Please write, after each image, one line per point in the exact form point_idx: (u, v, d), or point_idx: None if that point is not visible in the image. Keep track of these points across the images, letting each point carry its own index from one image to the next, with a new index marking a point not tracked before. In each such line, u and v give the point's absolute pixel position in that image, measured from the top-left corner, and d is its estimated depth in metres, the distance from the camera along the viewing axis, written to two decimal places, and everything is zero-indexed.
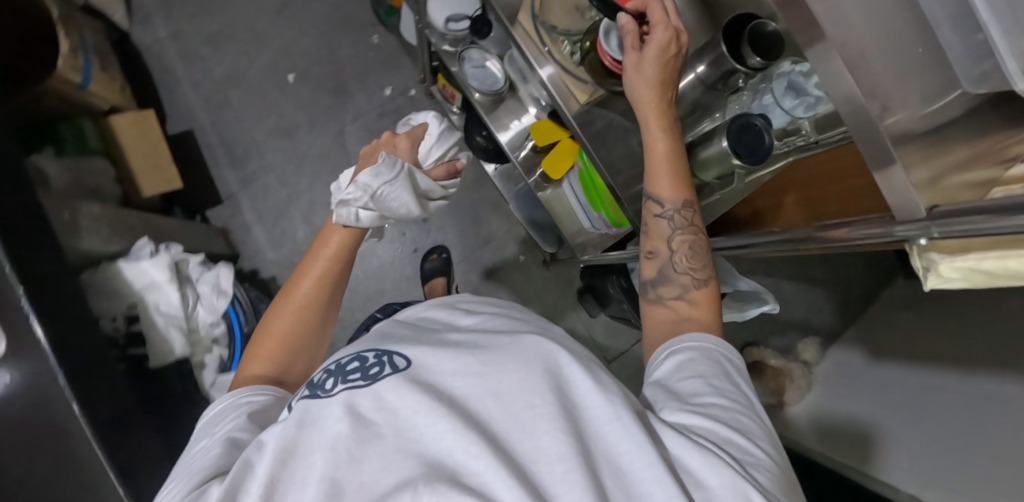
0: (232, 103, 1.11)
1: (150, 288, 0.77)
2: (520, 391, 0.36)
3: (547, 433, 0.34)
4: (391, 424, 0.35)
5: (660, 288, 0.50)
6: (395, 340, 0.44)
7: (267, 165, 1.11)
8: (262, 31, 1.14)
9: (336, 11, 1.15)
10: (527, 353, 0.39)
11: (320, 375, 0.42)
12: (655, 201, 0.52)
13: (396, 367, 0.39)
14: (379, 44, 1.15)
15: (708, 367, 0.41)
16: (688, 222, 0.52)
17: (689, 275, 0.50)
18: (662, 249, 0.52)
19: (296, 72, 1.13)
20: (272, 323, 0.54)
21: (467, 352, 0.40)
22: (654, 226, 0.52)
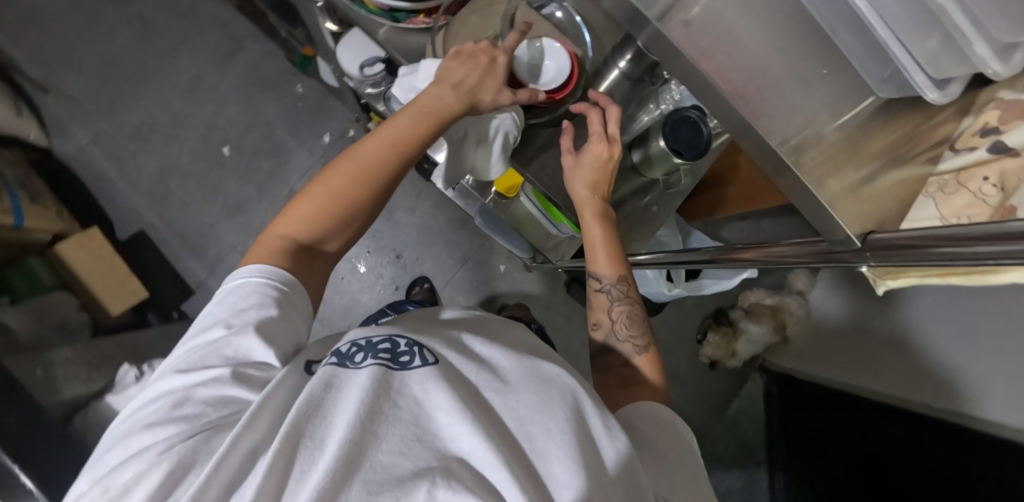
0: (175, 192, 1.08)
1: None
2: (532, 401, 0.34)
3: (558, 459, 0.31)
4: (414, 413, 0.31)
5: (607, 357, 0.54)
6: (423, 330, 0.39)
7: (228, 244, 1.08)
8: (183, 112, 1.10)
9: (252, 71, 1.12)
10: (555, 381, 0.35)
11: (346, 347, 0.36)
12: (594, 276, 0.56)
13: (424, 358, 0.34)
14: (304, 94, 1.12)
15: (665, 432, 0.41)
16: (623, 300, 0.55)
17: (631, 343, 0.53)
18: (606, 319, 0.55)
19: (230, 144, 1.10)
20: (335, 172, 0.45)
21: (492, 366, 0.36)
22: (593, 299, 0.56)
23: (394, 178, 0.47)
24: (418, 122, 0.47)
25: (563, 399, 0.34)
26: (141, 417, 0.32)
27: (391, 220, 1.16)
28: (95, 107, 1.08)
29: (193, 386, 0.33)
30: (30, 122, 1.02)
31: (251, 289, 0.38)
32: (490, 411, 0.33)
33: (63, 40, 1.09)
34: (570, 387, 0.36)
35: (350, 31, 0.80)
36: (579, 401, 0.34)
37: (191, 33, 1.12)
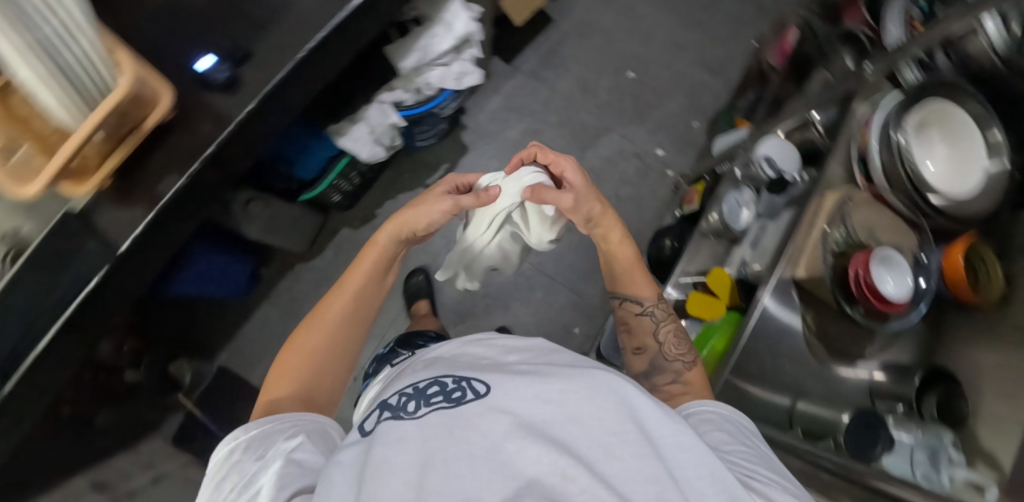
0: (588, 39, 1.28)
1: (444, 24, 0.88)
2: (605, 424, 0.39)
3: (631, 460, 0.37)
4: (482, 443, 0.37)
5: (655, 376, 0.65)
6: (469, 368, 0.46)
7: (552, 84, 1.25)
8: (654, 37, 1.30)
9: (703, 83, 1.28)
10: (600, 386, 0.42)
11: (399, 398, 0.46)
12: (634, 301, 0.71)
13: (476, 394, 0.41)
14: (692, 129, 1.25)
15: (723, 434, 0.49)
16: (665, 319, 0.70)
17: (680, 360, 0.64)
18: (654, 343, 0.68)
19: (636, 75, 1.27)
20: (305, 338, 0.62)
21: (542, 375, 0.42)
22: (638, 324, 0.70)
23: (361, 305, 0.66)
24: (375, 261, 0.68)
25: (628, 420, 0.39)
26: None
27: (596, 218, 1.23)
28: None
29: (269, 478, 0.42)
30: None
31: (277, 429, 0.49)
32: (559, 432, 0.38)
33: None
34: (637, 410, 0.41)
35: (779, 137, 0.92)
36: (632, 409, 0.41)
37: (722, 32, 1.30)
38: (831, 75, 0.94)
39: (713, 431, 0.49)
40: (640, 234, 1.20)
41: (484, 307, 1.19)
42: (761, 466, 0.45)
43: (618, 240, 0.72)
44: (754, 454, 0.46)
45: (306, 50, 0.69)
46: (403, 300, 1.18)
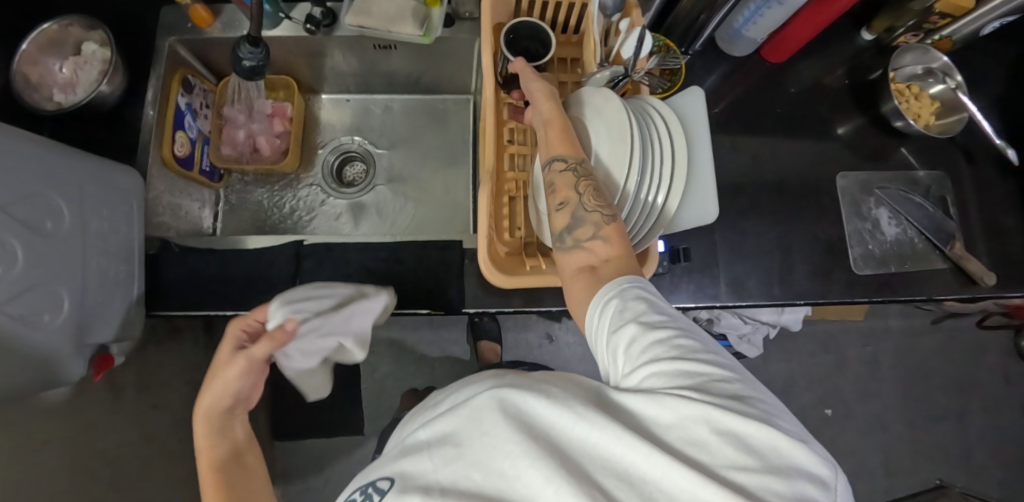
0: (824, 351, 1.26)
1: (782, 310, 0.88)
2: (493, 460, 0.36)
3: (530, 468, 0.34)
4: None
5: (575, 233, 0.47)
6: (376, 470, 0.43)
7: (765, 358, 1.26)
8: (873, 401, 1.27)
9: (872, 473, 1.24)
10: (478, 408, 0.39)
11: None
12: (558, 158, 0.49)
13: (380, 493, 0.39)
14: None
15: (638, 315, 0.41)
16: (587, 173, 0.48)
17: (601, 212, 0.47)
18: (576, 195, 0.47)
19: (831, 415, 1.25)
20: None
21: (439, 441, 0.40)
22: (558, 180, 0.48)
23: (246, 452, 0.47)
24: (213, 436, 0.46)
25: (513, 428, 0.36)
26: None
27: None
28: (911, 347, 1.29)
29: None
30: (927, 309, 1.27)
31: None
32: (465, 487, 0.36)
33: (967, 361, 1.30)
34: (517, 409, 0.38)
35: None
36: (513, 407, 0.38)
37: (924, 450, 1.26)
38: None
39: (618, 326, 0.40)
40: None
41: None
42: (703, 356, 0.37)
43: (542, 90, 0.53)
44: (670, 335, 0.38)
45: (733, 308, 0.66)
46: None
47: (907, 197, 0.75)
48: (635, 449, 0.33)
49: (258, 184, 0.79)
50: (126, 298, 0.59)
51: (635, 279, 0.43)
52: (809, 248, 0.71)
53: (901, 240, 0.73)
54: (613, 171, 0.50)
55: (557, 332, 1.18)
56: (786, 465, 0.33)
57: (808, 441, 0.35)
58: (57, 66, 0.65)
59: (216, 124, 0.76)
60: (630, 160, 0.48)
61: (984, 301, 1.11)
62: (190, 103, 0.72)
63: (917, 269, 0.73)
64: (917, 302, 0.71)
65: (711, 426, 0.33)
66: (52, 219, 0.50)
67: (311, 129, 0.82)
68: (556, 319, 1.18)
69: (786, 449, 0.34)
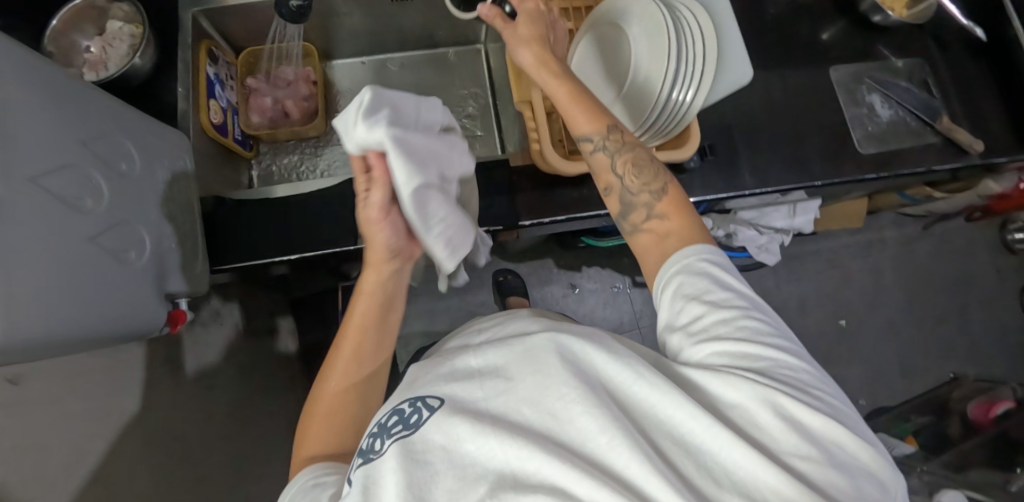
0: (828, 268, 1.33)
1: (793, 211, 0.94)
2: (548, 400, 0.40)
3: (586, 416, 0.38)
4: (445, 457, 0.38)
5: (630, 213, 0.54)
6: (428, 383, 0.44)
7: (777, 281, 1.31)
8: (881, 308, 1.34)
9: (892, 375, 1.30)
10: (538, 348, 0.42)
11: (369, 435, 0.43)
12: (586, 138, 0.55)
13: (431, 410, 0.41)
14: (858, 404, 1.28)
15: (702, 281, 0.46)
16: (620, 146, 0.54)
17: (648, 192, 0.54)
18: (618, 179, 0.55)
19: (845, 326, 1.32)
20: (319, 402, 0.52)
21: (489, 370, 0.43)
22: (596, 169, 0.56)
23: (389, 315, 0.57)
24: (373, 283, 0.56)
25: (572, 376, 0.40)
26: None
27: None
28: (907, 254, 1.37)
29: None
30: (915, 216, 1.36)
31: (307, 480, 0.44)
32: (515, 417, 0.40)
33: (959, 260, 1.39)
34: (576, 358, 0.42)
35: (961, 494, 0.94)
36: (572, 354, 0.42)
37: (934, 347, 1.34)
38: None
39: (687, 295, 0.46)
40: None
41: None
42: (770, 341, 0.43)
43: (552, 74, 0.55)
44: (738, 312, 0.44)
45: (762, 192, 0.71)
46: None
47: (893, 83, 0.82)
48: (697, 420, 0.39)
49: (288, 152, 0.82)
50: (193, 248, 0.60)
51: (701, 250, 0.48)
52: (817, 133, 0.77)
53: (895, 120, 0.80)
54: (652, 73, 0.57)
55: (580, 280, 1.22)
56: (839, 454, 0.39)
57: (866, 439, 0.41)
58: (85, 45, 0.66)
59: (242, 95, 0.78)
60: (666, 61, 0.55)
61: (968, 194, 1.20)
62: (218, 74, 0.74)
63: (914, 143, 0.79)
64: (919, 171, 0.78)
65: (777, 410, 0.39)
66: (125, 160, 0.51)
67: (332, 94, 0.84)
68: (577, 268, 1.21)
69: (841, 437, 0.40)
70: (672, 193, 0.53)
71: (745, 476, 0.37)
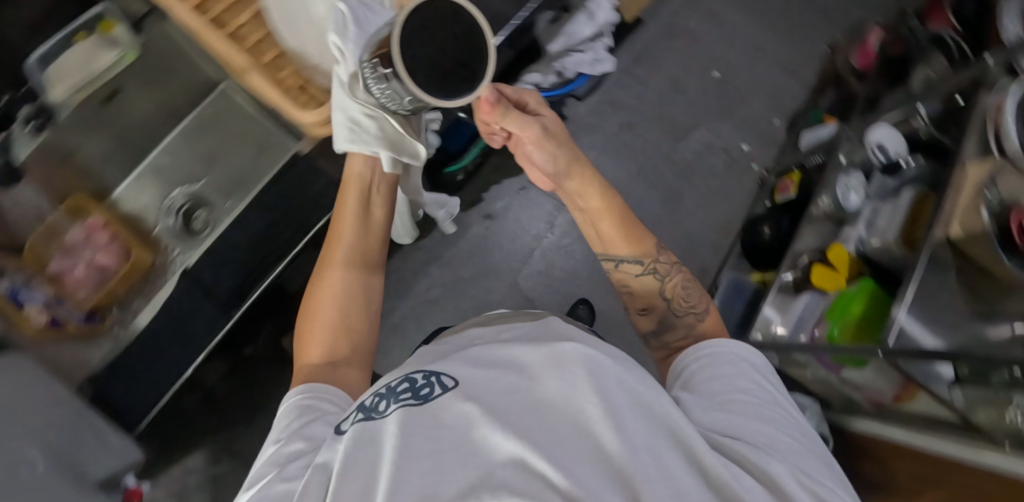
0: (675, 42, 1.36)
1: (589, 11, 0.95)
2: (568, 400, 0.37)
3: (606, 429, 0.35)
4: (452, 436, 0.36)
5: (668, 332, 0.75)
6: (441, 360, 0.44)
7: (645, 82, 1.32)
8: (737, 39, 1.38)
9: (784, 83, 1.36)
10: (572, 356, 0.40)
11: (370, 398, 0.42)
12: (632, 260, 0.77)
13: (446, 387, 0.40)
14: (775, 126, 1.33)
15: (731, 371, 0.57)
16: (664, 271, 0.77)
17: (689, 314, 0.74)
18: (659, 301, 0.78)
19: (722, 75, 1.35)
20: (321, 304, 0.56)
21: (518, 368, 0.41)
22: (637, 284, 0.79)
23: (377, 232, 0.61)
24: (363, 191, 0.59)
25: (596, 385, 0.38)
26: (279, 457, 0.41)
27: (693, 207, 1.28)
28: None
29: (287, 461, 0.40)
30: None
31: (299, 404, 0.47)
32: (528, 407, 0.37)
33: None
34: (601, 366, 0.40)
35: (890, 126, 1.00)
36: (594, 361, 0.41)
37: (799, 34, 1.38)
38: (932, 73, 1.03)
39: (716, 381, 0.55)
40: (731, 222, 1.27)
41: (589, 289, 1.21)
42: (774, 416, 0.50)
43: (599, 194, 0.73)
44: (751, 401, 0.52)
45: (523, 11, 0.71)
46: (506, 280, 1.19)
47: None
48: (714, 462, 0.38)
49: (136, 297, 0.76)
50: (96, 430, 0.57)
51: (732, 351, 0.61)
52: None
53: None
54: None
55: (490, 206, 1.22)
56: None
57: None
58: None
59: (50, 284, 0.72)
60: None
61: None
62: (12, 282, 0.68)
63: None
64: None
65: (774, 463, 0.42)
66: None
67: (134, 221, 0.80)
68: (480, 199, 1.21)
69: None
70: (709, 311, 0.74)
71: (730, 490, 0.37)
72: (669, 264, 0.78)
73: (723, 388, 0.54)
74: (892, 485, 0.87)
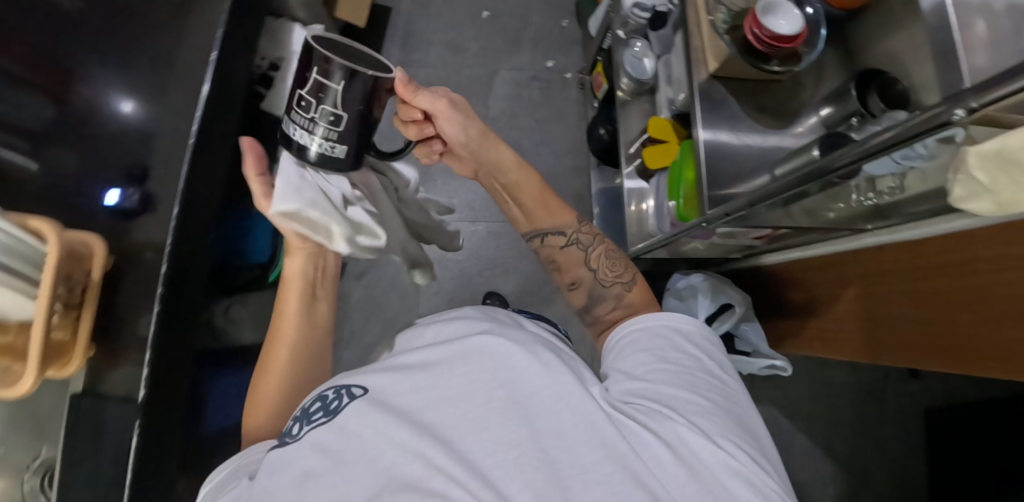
0: (431, 8, 1.29)
1: (297, 55, 0.89)
2: (474, 393, 0.43)
3: (499, 426, 0.41)
4: (361, 449, 0.41)
5: (598, 306, 0.67)
6: (346, 373, 0.49)
7: (425, 62, 1.25)
8: None
9: None
10: (480, 358, 0.46)
11: (292, 420, 0.47)
12: (552, 233, 0.71)
13: (356, 398, 0.45)
14: (564, 29, 1.30)
15: (655, 340, 0.55)
16: (590, 240, 0.70)
17: (617, 283, 0.66)
18: (584, 273, 0.69)
19: (491, 12, 1.30)
20: (272, 361, 0.58)
21: (429, 369, 0.46)
22: (564, 258, 0.71)
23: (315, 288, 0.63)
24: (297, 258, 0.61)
25: (498, 382, 0.44)
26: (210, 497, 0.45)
27: (536, 147, 1.24)
28: None
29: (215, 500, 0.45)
30: None
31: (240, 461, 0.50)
32: (435, 412, 0.42)
33: None
34: (506, 361, 0.45)
35: None
36: (501, 359, 0.45)
37: None
38: None
39: (640, 353, 0.54)
40: (578, 140, 1.25)
41: (490, 280, 1.20)
42: (696, 378, 0.50)
43: (519, 170, 0.69)
44: (669, 369, 0.51)
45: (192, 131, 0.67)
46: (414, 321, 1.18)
47: None
48: (617, 445, 0.40)
49: None
50: None
51: (663, 319, 0.57)
52: (142, 60, 0.70)
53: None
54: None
55: (358, 266, 1.19)
56: (743, 474, 0.41)
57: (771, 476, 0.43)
58: None
59: None
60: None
61: None
62: None
63: None
64: None
65: (684, 433, 0.43)
66: None
67: None
68: (345, 267, 1.18)
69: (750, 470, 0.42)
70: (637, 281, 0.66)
71: (633, 462, 0.39)
72: (591, 232, 0.71)
73: (643, 355, 0.53)
74: (815, 308, 0.88)
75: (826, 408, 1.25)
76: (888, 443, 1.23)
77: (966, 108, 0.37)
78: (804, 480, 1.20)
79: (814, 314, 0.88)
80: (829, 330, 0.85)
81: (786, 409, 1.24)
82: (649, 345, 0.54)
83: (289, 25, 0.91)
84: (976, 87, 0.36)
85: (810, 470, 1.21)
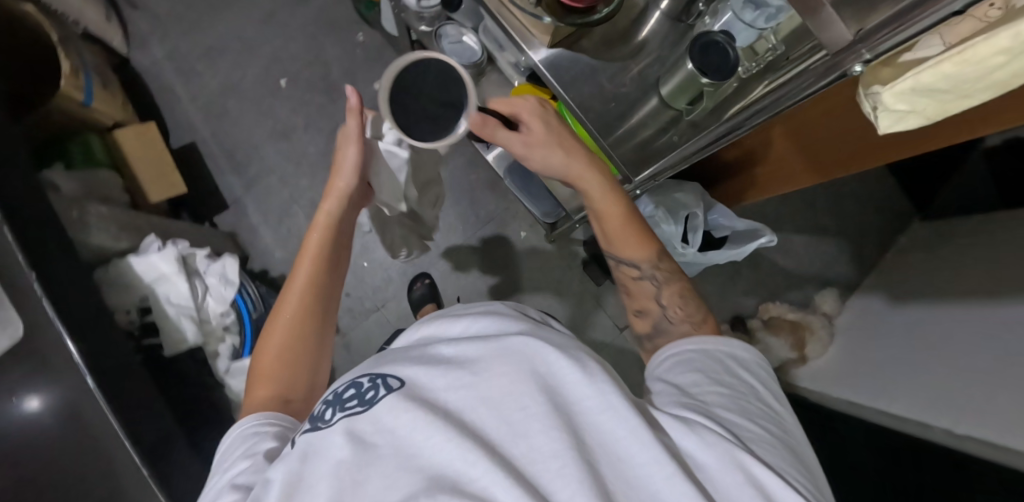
0: (229, 112, 1.13)
1: (160, 279, 0.82)
2: (518, 392, 0.33)
3: (542, 433, 0.31)
4: (394, 451, 0.32)
5: (658, 339, 0.60)
6: (392, 359, 0.40)
7: (267, 168, 1.12)
8: (249, 41, 1.15)
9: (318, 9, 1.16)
10: (523, 353, 0.36)
11: (319, 406, 0.39)
12: (630, 263, 0.63)
13: (391, 388, 0.36)
14: (365, 42, 1.16)
15: (703, 360, 0.50)
16: (668, 276, 0.61)
17: (681, 320, 0.58)
18: (653, 305, 0.61)
19: (287, 76, 1.15)
20: (270, 345, 0.56)
21: (464, 360, 0.36)
22: (636, 287, 0.63)
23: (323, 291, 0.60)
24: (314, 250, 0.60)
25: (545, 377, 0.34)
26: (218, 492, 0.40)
27: None
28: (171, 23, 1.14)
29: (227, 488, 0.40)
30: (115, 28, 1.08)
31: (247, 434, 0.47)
32: (470, 415, 0.33)
33: None
34: (553, 361, 0.36)
35: None
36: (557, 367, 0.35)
37: None
38: None
39: (691, 373, 0.48)
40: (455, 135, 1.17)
41: None
42: (752, 408, 0.44)
43: (604, 196, 0.61)
44: (724, 394, 0.45)
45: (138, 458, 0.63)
46: None
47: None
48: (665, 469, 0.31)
49: None
50: None
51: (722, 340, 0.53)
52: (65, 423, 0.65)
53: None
54: None
55: None
56: None
57: None
58: None
59: None
60: None
61: None
62: None
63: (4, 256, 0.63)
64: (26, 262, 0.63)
65: (746, 466, 0.36)
66: None
67: None
68: None
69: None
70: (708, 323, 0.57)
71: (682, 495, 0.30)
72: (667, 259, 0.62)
73: (693, 372, 0.48)
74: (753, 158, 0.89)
75: (800, 199, 1.31)
76: (860, 191, 1.32)
77: (862, 59, 0.39)
78: (816, 266, 1.31)
79: (755, 163, 0.90)
80: (773, 172, 0.88)
81: (769, 222, 1.31)
82: (698, 360, 0.50)
83: (124, 262, 0.80)
84: (866, 38, 0.38)
85: (815, 255, 1.31)
